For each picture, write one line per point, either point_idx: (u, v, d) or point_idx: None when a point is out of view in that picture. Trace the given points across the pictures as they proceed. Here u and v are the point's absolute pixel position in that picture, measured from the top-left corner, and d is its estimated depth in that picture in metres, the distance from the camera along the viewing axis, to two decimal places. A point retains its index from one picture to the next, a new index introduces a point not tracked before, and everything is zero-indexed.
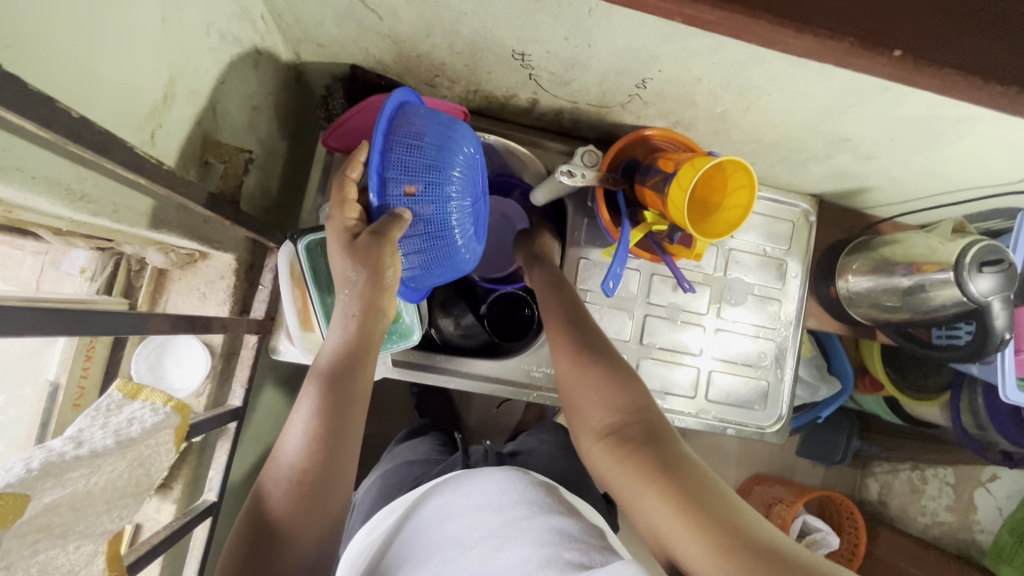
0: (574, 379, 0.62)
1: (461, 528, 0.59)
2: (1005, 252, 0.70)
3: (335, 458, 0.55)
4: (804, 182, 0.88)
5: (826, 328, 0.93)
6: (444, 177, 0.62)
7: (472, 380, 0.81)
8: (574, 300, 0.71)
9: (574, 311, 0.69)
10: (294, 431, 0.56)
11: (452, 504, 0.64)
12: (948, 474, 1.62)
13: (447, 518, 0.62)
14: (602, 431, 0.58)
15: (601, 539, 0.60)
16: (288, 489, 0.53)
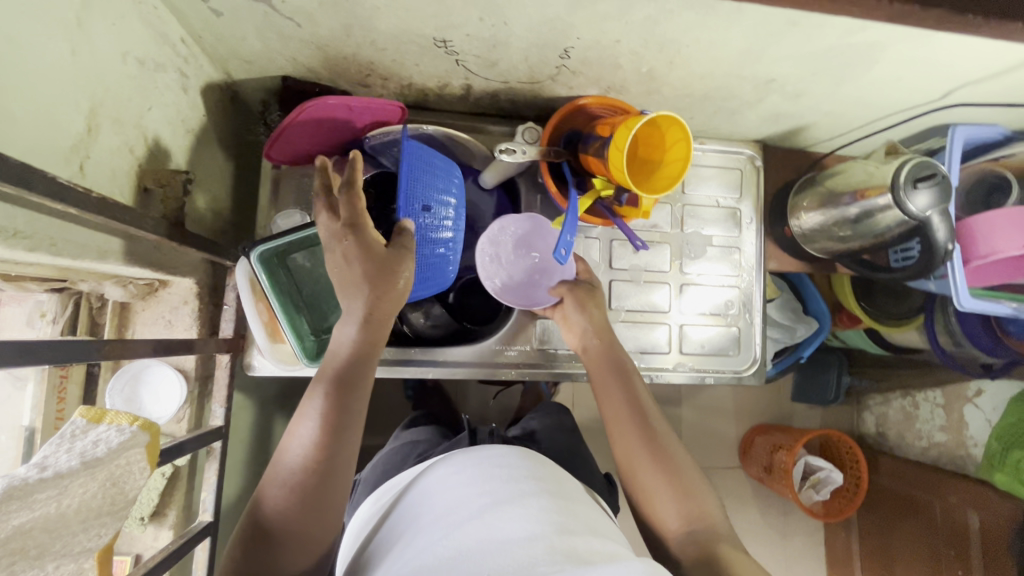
0: (639, 454, 0.69)
1: (464, 497, 0.60)
2: (937, 167, 0.73)
3: (338, 462, 0.59)
4: (745, 130, 0.90)
5: (788, 268, 0.95)
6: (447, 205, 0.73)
7: (448, 367, 0.83)
8: (628, 374, 0.75)
9: (631, 388, 0.74)
10: (300, 432, 0.60)
11: (455, 475, 0.65)
12: (937, 397, 1.59)
13: (450, 489, 0.63)
14: (671, 514, 0.65)
15: (590, 518, 0.62)
16: (294, 489, 0.57)
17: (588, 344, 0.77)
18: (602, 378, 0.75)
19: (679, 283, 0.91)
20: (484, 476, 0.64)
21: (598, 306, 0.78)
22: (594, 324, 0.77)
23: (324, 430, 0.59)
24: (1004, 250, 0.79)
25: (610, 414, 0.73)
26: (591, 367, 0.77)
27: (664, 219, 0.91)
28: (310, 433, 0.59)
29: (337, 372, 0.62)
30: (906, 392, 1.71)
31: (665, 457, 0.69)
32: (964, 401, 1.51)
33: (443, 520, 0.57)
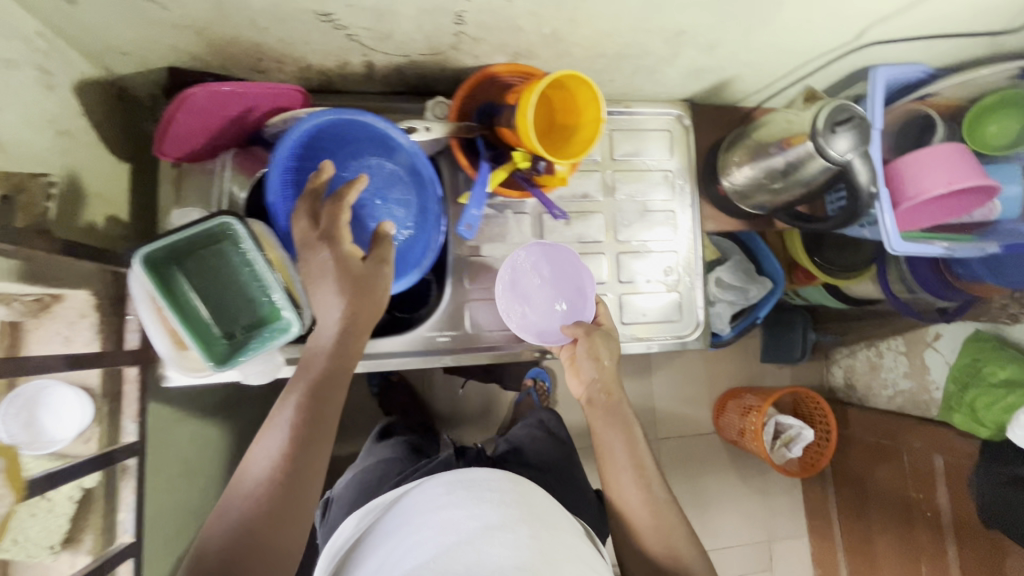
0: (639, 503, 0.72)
1: (449, 514, 0.60)
2: (855, 109, 0.71)
3: (306, 484, 0.55)
4: (669, 88, 0.87)
5: (725, 227, 0.94)
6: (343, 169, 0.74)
7: (378, 358, 0.80)
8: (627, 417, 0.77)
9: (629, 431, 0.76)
10: (265, 449, 0.56)
11: (438, 487, 0.65)
12: (899, 344, 1.62)
13: (432, 506, 0.62)
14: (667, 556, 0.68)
15: (580, 551, 0.61)
16: (257, 509, 0.52)
17: (595, 392, 0.76)
18: (608, 425, 0.76)
19: (614, 253, 0.89)
20: (470, 492, 0.63)
21: (608, 353, 0.78)
22: (602, 372, 0.77)
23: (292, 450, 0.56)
24: (931, 189, 0.77)
25: (612, 455, 0.74)
26: (594, 415, 0.76)
27: (594, 189, 0.89)
28: (275, 451, 0.55)
29: (312, 384, 0.60)
30: (870, 343, 1.72)
31: (661, 510, 0.71)
32: (925, 346, 1.53)
33: (427, 538, 0.58)
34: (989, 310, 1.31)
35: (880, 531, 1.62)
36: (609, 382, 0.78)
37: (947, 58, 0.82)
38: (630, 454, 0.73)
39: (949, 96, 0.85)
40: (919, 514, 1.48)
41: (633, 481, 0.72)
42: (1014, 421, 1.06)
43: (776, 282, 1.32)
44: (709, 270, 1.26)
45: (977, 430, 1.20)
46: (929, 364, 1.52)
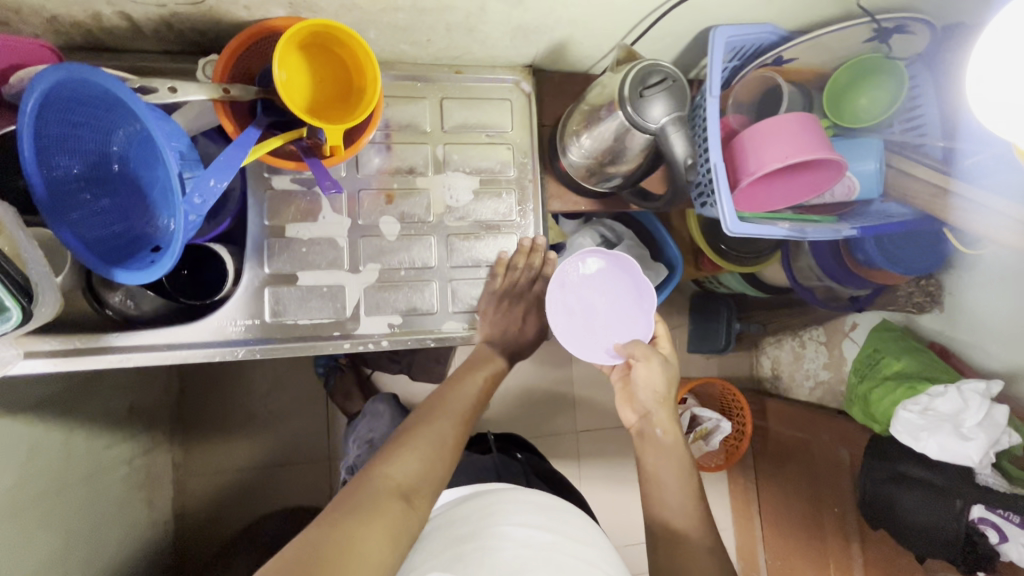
0: (686, 517, 0.76)
1: (531, 531, 0.65)
2: (666, 69, 0.63)
3: (418, 470, 0.66)
4: (502, 51, 0.78)
5: (574, 207, 0.86)
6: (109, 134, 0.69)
7: (157, 352, 0.71)
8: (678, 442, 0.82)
9: (679, 454, 0.81)
10: (395, 439, 0.70)
11: (520, 504, 0.69)
12: (819, 334, 1.56)
13: (515, 519, 0.66)
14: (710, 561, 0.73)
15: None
16: (385, 471, 0.64)
17: (648, 425, 0.84)
18: (660, 459, 0.81)
19: (444, 234, 0.81)
20: (549, 516, 0.69)
21: (663, 385, 0.82)
22: (657, 403, 0.84)
23: (435, 407, 0.76)
24: (769, 164, 0.70)
25: (659, 487, 0.79)
26: (642, 447, 0.83)
27: (421, 162, 0.81)
28: (397, 441, 0.70)
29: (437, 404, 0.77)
30: (793, 333, 1.66)
31: (702, 525, 0.76)
32: (842, 336, 1.48)
33: (502, 546, 0.62)
34: (897, 299, 1.21)
35: (792, 527, 1.58)
36: (665, 422, 0.84)
37: (803, 18, 0.74)
38: (680, 490, 0.78)
39: (807, 62, 0.78)
40: (827, 510, 1.43)
41: (682, 518, 0.76)
42: (895, 418, 1.00)
43: (673, 269, 1.24)
44: None
45: (870, 424, 1.14)
46: (846, 355, 1.47)
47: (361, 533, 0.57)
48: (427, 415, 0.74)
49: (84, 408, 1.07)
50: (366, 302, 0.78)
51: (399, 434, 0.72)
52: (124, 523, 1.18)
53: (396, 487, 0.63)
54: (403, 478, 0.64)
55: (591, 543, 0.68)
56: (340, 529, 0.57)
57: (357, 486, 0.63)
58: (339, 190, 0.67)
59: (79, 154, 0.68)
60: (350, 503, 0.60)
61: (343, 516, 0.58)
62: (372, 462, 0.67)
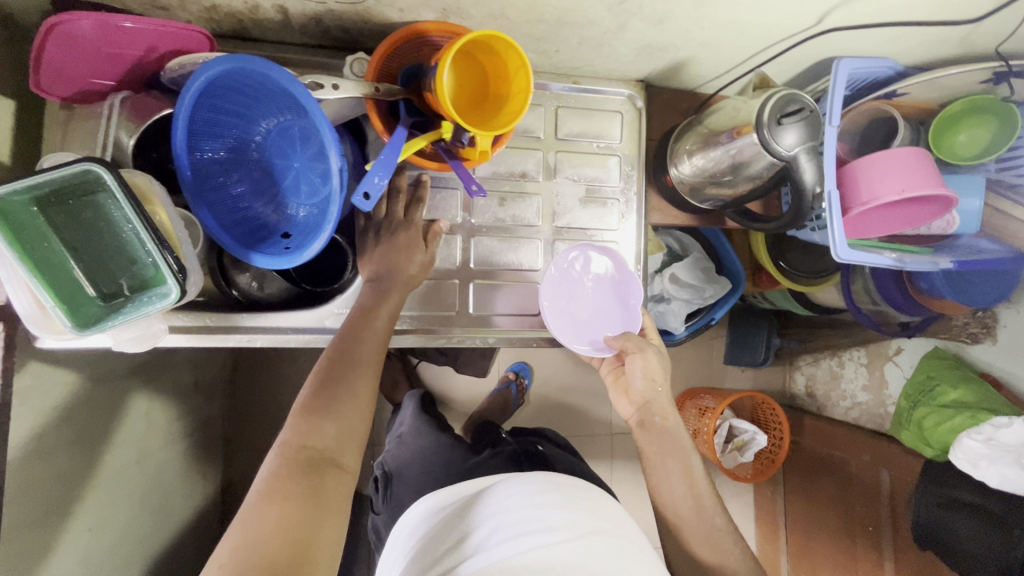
0: (692, 505, 0.76)
1: (547, 509, 0.68)
2: (804, 100, 0.66)
3: (340, 435, 0.60)
4: (622, 65, 0.81)
5: (672, 220, 0.88)
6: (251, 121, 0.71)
7: (279, 334, 0.74)
8: (669, 428, 0.80)
9: (676, 443, 0.79)
10: (299, 399, 0.62)
11: (531, 485, 0.72)
12: (861, 355, 1.58)
13: (526, 502, 0.69)
14: (713, 547, 0.74)
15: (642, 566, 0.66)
16: (305, 444, 0.58)
17: (649, 412, 0.81)
18: (662, 449, 0.79)
19: (549, 238, 0.84)
20: (568, 495, 0.72)
21: (661, 374, 0.81)
22: (657, 394, 0.81)
23: (346, 354, 0.66)
24: (884, 195, 0.73)
25: (667, 478, 0.78)
26: (646, 437, 0.81)
27: (533, 168, 0.83)
28: (302, 403, 0.61)
29: (338, 347, 0.66)
30: (832, 353, 1.69)
31: (704, 511, 0.76)
32: (885, 359, 1.51)
33: (515, 530, 0.64)
34: (950, 328, 1.27)
35: (819, 542, 1.61)
36: (665, 408, 0.81)
37: (921, 55, 0.76)
38: (686, 479, 0.77)
39: (917, 97, 0.80)
40: (860, 528, 1.46)
41: (693, 510, 0.76)
42: (956, 444, 1.03)
43: (737, 282, 1.27)
44: (665, 265, 1.21)
45: (921, 449, 1.17)
46: (888, 378, 1.50)
47: (307, 523, 0.53)
48: (338, 367, 0.64)
49: (159, 379, 1.09)
50: (473, 298, 0.82)
51: (312, 392, 0.62)
52: (187, 494, 1.20)
53: (320, 461, 0.58)
54: (329, 447, 0.59)
55: (606, 514, 0.72)
56: (283, 521, 0.52)
57: (281, 463, 0.57)
58: (482, 191, 0.72)
59: (223, 140, 0.70)
60: (284, 487, 0.54)
61: (281, 503, 0.53)
62: (289, 433, 0.59)
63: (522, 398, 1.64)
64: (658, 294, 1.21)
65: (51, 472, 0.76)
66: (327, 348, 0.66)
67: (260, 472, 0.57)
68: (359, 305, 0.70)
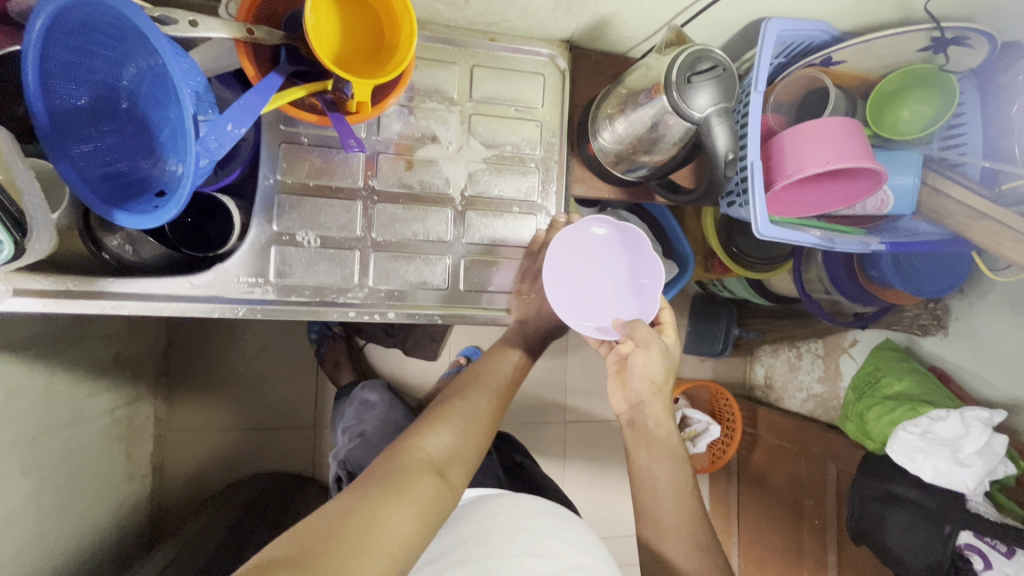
0: (681, 498, 0.76)
1: (537, 537, 0.62)
2: (717, 56, 0.60)
3: (464, 438, 0.68)
4: (541, 23, 0.75)
5: (597, 193, 0.83)
6: (119, 65, 0.64)
7: (153, 302, 0.68)
8: (660, 427, 0.80)
9: (666, 443, 0.79)
10: (418, 422, 0.70)
11: (531, 510, 0.67)
12: (818, 347, 1.55)
13: (517, 526, 0.63)
14: (691, 543, 0.73)
15: None
16: (432, 445, 0.65)
17: (641, 415, 0.81)
18: (650, 452, 0.79)
19: (461, 208, 0.79)
20: (555, 523, 0.66)
21: (660, 373, 0.78)
22: (650, 395, 0.80)
23: (472, 384, 0.76)
24: (808, 168, 0.68)
25: (652, 483, 0.78)
26: (634, 438, 0.81)
27: (447, 131, 0.78)
28: (426, 421, 0.69)
29: (463, 382, 0.77)
30: (790, 344, 1.65)
31: (686, 504, 0.76)
32: (841, 351, 1.48)
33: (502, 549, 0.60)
34: (903, 319, 1.21)
35: (768, 535, 1.58)
36: (657, 412, 0.81)
37: (857, 18, 0.71)
38: (672, 488, 0.76)
39: (853, 66, 0.75)
40: (807, 521, 1.44)
41: (676, 521, 0.75)
42: (892, 436, 0.99)
43: (685, 266, 1.22)
44: None
45: (863, 441, 1.14)
46: (843, 370, 1.46)
47: (393, 509, 0.56)
48: (460, 394, 0.74)
49: (68, 351, 1.02)
50: (375, 271, 0.76)
51: (440, 408, 0.72)
52: (103, 473, 1.14)
53: (429, 460, 0.63)
54: (439, 456, 0.65)
55: (592, 551, 0.64)
56: (373, 501, 0.56)
57: (392, 459, 0.63)
58: (364, 148, 0.64)
59: (84, 85, 0.63)
60: (389, 476, 0.60)
61: (379, 488, 0.58)
62: (406, 435, 0.67)
63: None
64: None
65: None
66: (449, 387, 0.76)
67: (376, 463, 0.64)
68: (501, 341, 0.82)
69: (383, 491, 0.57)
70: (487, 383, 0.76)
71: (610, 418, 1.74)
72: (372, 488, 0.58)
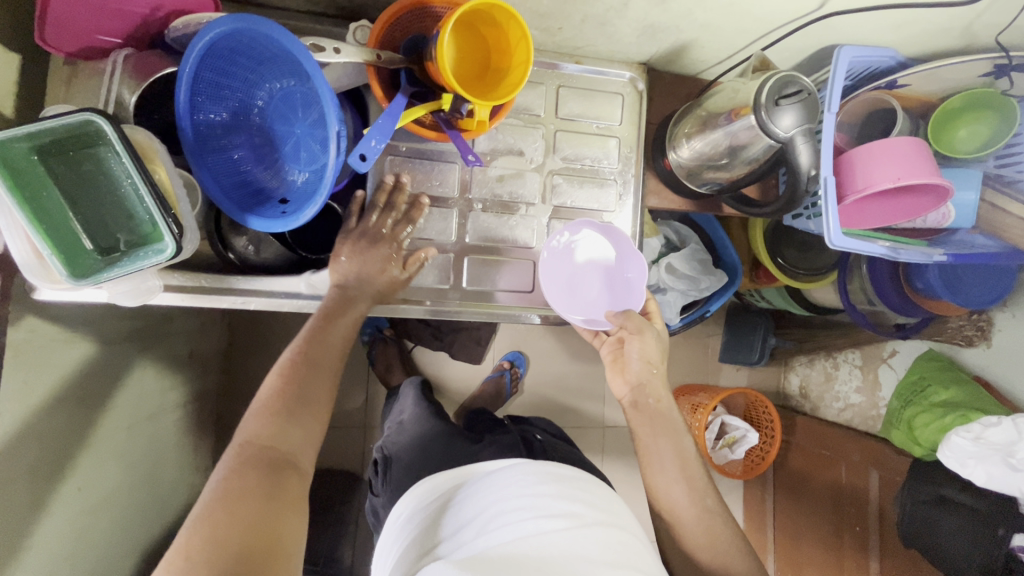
0: (685, 469, 0.77)
1: (546, 500, 0.66)
2: (802, 82, 0.66)
3: (306, 413, 0.63)
4: (624, 47, 0.81)
5: (669, 205, 0.89)
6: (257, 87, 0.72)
7: (274, 298, 0.75)
8: (658, 408, 0.81)
9: (668, 423, 0.80)
10: (254, 406, 0.62)
11: (529, 476, 0.69)
12: (856, 357, 1.58)
13: (524, 491, 0.67)
14: (698, 506, 0.75)
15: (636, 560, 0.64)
16: (274, 437, 0.59)
17: (642, 395, 0.81)
18: (655, 431, 0.80)
19: (545, 217, 0.85)
20: (570, 486, 0.69)
21: (657, 356, 0.83)
22: (650, 375, 0.83)
23: (314, 355, 0.67)
24: (879, 183, 0.73)
25: (658, 459, 0.78)
26: (638, 417, 0.82)
27: (533, 145, 0.84)
28: (261, 402, 0.62)
29: (305, 345, 0.68)
30: (827, 354, 1.68)
31: (692, 476, 0.77)
32: (879, 362, 1.51)
33: (515, 517, 0.63)
34: (947, 330, 1.25)
35: (806, 541, 1.61)
36: (658, 391, 0.83)
37: (925, 46, 0.76)
38: (678, 462, 0.77)
39: (917, 89, 0.80)
40: (847, 528, 1.46)
41: (685, 493, 0.76)
42: (945, 441, 1.03)
43: (733, 276, 1.27)
44: (663, 254, 1.21)
45: (910, 448, 1.17)
46: (882, 380, 1.49)
47: (273, 519, 0.53)
48: (301, 373, 0.65)
49: (160, 345, 1.08)
50: (467, 273, 0.83)
51: (274, 396, 0.63)
52: (181, 464, 1.20)
53: (277, 457, 0.58)
54: (287, 446, 0.59)
55: (603, 507, 0.70)
56: (243, 522, 0.52)
57: (244, 461, 0.57)
58: (479, 162, 0.74)
59: (225, 103, 0.70)
60: (249, 481, 0.55)
61: (244, 503, 0.53)
62: (246, 430, 0.59)
63: (516, 386, 1.65)
64: (655, 284, 1.20)
65: (47, 430, 0.75)
66: (293, 348, 0.67)
67: (217, 471, 0.57)
68: (324, 310, 0.71)
69: (244, 504, 0.53)
70: (327, 350, 0.68)
71: None
72: (237, 504, 0.53)
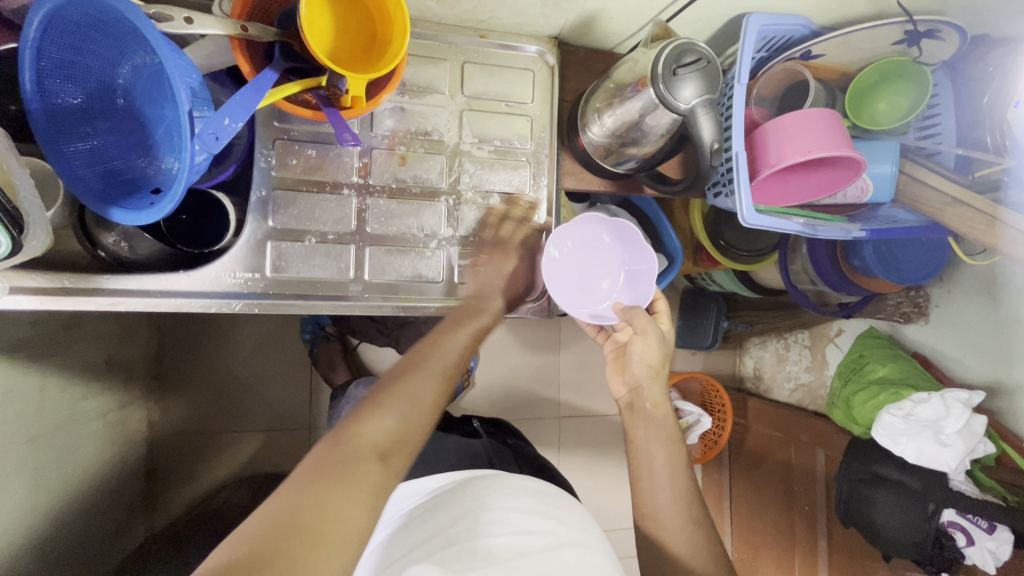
0: (677, 471, 0.78)
1: (524, 517, 0.64)
2: (700, 49, 0.62)
3: (398, 403, 0.60)
4: (530, 19, 0.77)
5: (587, 186, 0.85)
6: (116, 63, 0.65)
7: (148, 298, 0.68)
8: (658, 407, 0.81)
9: (664, 422, 0.80)
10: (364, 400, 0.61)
11: (502, 485, 0.68)
12: (805, 338, 1.58)
13: (501, 505, 0.65)
14: (684, 516, 0.76)
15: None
16: (379, 424, 0.58)
17: (639, 398, 0.81)
18: (646, 434, 0.80)
19: (454, 202, 0.80)
20: (547, 502, 0.68)
21: (657, 360, 0.81)
22: (648, 377, 0.81)
23: (411, 363, 0.65)
24: (791, 157, 0.70)
25: (649, 463, 0.78)
26: (630, 421, 0.82)
27: (438, 126, 0.79)
28: (366, 398, 0.61)
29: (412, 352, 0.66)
30: (778, 336, 1.68)
31: (678, 480, 0.77)
32: (827, 341, 1.50)
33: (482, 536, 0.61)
34: (884, 308, 1.21)
35: (761, 523, 1.61)
36: (655, 396, 0.82)
37: (835, 14, 0.73)
38: (667, 467, 0.78)
39: (831, 59, 0.78)
40: (798, 507, 1.47)
41: (671, 501, 0.76)
42: (879, 420, 1.03)
43: (673, 260, 1.24)
44: None
45: (850, 426, 1.17)
46: (829, 359, 1.49)
47: (333, 501, 0.51)
48: (390, 378, 0.63)
49: (67, 350, 1.01)
50: (371, 263, 0.77)
51: (375, 391, 0.61)
52: (101, 476, 1.12)
53: (373, 450, 0.56)
54: (377, 438, 0.57)
55: (579, 525, 0.67)
56: (301, 499, 0.50)
57: (329, 446, 0.56)
58: (357, 141, 0.68)
59: (77, 81, 0.63)
60: (322, 466, 0.54)
61: (317, 480, 0.52)
62: (347, 420, 0.58)
63: (466, 380, 1.60)
64: None
65: None
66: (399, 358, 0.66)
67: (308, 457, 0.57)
68: (449, 321, 0.71)
69: (314, 484, 0.52)
70: (427, 358, 0.65)
71: (606, 412, 1.76)
72: (312, 483, 0.52)
